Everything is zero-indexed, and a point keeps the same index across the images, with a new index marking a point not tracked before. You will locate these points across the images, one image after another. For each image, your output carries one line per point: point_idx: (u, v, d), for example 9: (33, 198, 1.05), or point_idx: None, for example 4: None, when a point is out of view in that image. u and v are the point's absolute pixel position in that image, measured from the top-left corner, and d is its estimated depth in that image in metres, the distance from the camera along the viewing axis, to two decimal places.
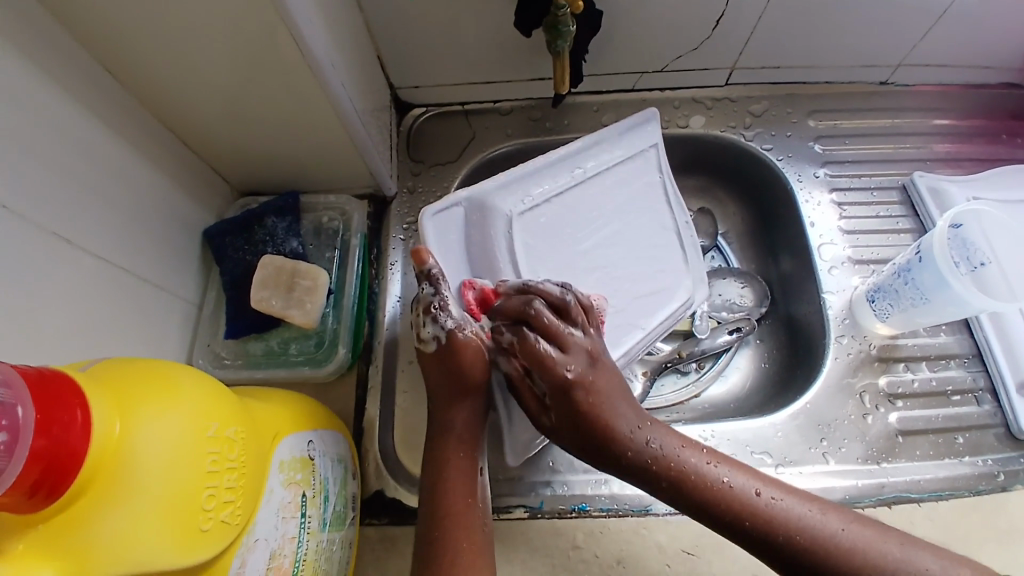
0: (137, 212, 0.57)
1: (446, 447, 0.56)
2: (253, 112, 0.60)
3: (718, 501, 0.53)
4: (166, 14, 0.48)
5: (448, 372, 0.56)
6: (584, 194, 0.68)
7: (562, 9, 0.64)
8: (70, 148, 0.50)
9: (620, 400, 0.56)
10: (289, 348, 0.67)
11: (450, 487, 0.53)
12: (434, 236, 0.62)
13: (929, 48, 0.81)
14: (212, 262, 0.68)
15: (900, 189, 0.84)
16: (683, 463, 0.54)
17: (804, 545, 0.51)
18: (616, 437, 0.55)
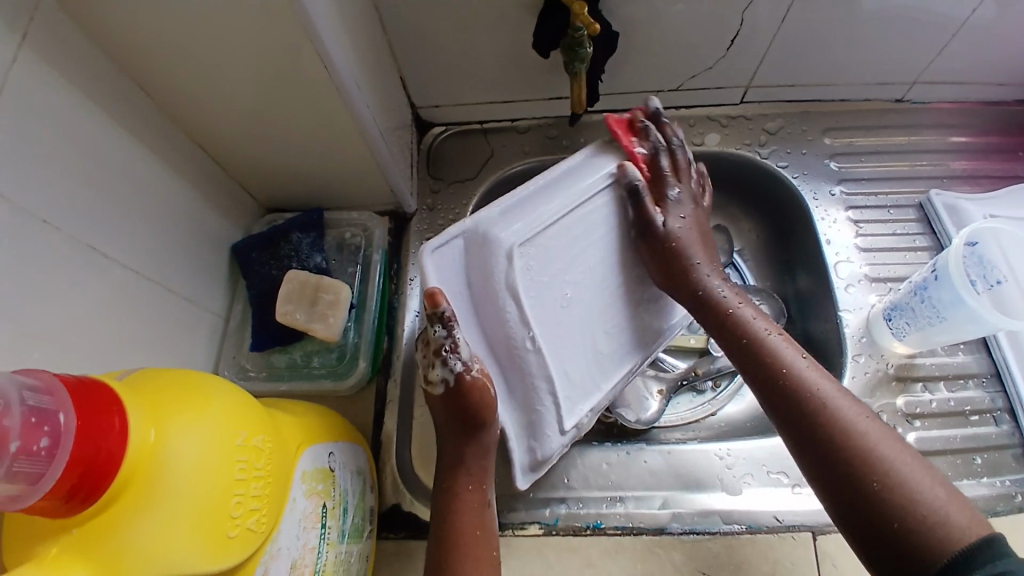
0: (169, 228, 0.59)
1: (456, 480, 0.55)
2: (281, 130, 0.62)
3: (761, 344, 0.57)
4: (205, 36, 0.50)
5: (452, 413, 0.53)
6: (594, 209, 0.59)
7: (579, 32, 0.66)
8: (109, 166, 0.52)
9: (703, 247, 0.62)
10: (311, 361, 0.68)
11: (458, 521, 0.53)
12: (437, 272, 0.54)
13: (944, 66, 0.81)
14: (238, 276, 0.70)
15: (916, 207, 0.84)
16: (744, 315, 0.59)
17: (820, 412, 0.51)
18: (689, 266, 0.60)
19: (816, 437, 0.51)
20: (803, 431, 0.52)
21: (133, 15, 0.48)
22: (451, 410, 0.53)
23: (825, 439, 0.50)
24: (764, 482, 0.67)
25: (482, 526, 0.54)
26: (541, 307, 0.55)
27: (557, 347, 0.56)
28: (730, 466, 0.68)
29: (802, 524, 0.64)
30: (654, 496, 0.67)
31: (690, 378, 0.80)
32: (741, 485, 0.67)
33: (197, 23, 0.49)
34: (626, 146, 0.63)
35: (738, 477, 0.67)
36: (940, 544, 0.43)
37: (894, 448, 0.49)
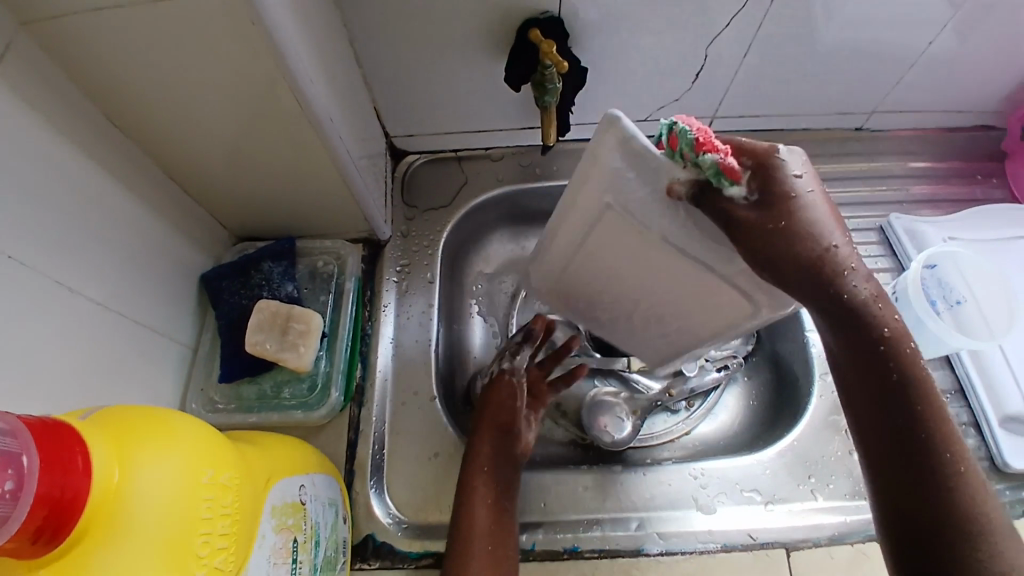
0: (137, 256, 0.58)
1: (476, 478, 0.62)
2: (254, 159, 0.62)
3: (869, 359, 0.51)
4: (181, 71, 0.51)
5: (495, 406, 0.68)
6: (601, 243, 0.61)
7: (549, 69, 0.67)
8: (78, 198, 0.52)
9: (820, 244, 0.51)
10: (282, 392, 0.66)
11: (477, 510, 0.60)
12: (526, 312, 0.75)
13: (899, 96, 0.86)
14: (209, 306, 0.68)
15: (877, 230, 0.86)
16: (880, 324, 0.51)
17: (923, 450, 0.49)
18: (799, 265, 0.50)
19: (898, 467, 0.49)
20: (886, 462, 0.50)
21: (104, 52, 0.48)
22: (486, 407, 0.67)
23: (906, 476, 0.49)
24: (738, 500, 0.68)
25: (498, 518, 0.61)
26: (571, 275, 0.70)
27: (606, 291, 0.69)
28: (704, 486, 0.69)
29: (776, 540, 0.65)
30: (630, 518, 0.67)
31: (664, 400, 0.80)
32: (716, 504, 0.67)
33: (174, 58, 0.49)
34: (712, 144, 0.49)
35: (713, 498, 0.68)
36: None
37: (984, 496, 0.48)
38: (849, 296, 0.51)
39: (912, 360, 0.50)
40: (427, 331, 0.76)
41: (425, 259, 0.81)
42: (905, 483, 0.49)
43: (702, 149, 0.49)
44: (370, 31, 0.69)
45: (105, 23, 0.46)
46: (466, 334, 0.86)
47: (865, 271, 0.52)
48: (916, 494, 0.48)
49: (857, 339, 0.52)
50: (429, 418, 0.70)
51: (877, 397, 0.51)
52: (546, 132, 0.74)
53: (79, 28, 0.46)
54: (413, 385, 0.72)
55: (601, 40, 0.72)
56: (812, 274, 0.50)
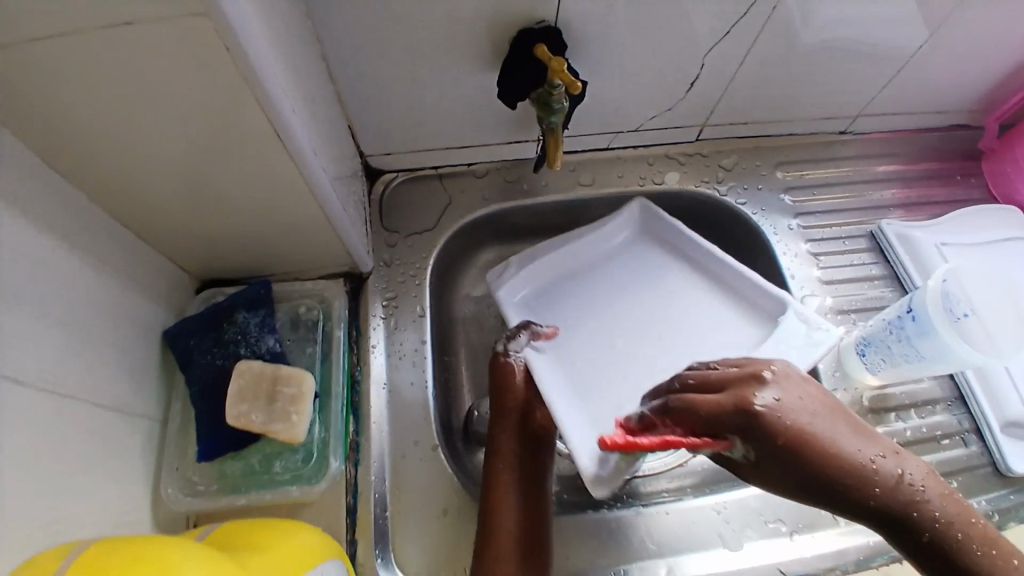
0: (91, 320, 0.49)
1: (499, 473, 0.59)
2: (223, 196, 0.54)
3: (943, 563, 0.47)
4: (140, 107, 0.43)
5: (495, 390, 0.64)
6: (588, 372, 0.68)
7: (558, 88, 0.62)
8: (22, 264, 0.43)
9: (842, 468, 0.47)
10: (272, 466, 0.59)
11: (507, 492, 0.58)
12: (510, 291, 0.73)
13: (883, 100, 0.85)
14: (174, 369, 0.59)
15: (868, 236, 0.86)
16: (941, 513, 0.47)
17: None
18: (833, 497, 0.48)
19: None
20: None
21: (44, 85, 0.39)
22: (503, 382, 0.64)
23: None
24: (763, 534, 0.66)
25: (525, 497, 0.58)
26: (594, 381, 0.68)
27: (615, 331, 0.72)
28: (729, 520, 0.67)
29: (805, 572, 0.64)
30: (658, 563, 0.64)
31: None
32: (742, 540, 0.66)
33: (132, 91, 0.41)
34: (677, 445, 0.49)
35: (740, 533, 0.66)
36: None
37: None
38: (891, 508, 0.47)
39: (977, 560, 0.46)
40: (422, 372, 0.69)
41: (414, 292, 0.74)
42: None
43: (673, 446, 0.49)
44: (344, 41, 0.62)
45: (46, 51, 0.37)
46: (457, 369, 0.79)
47: (905, 477, 0.48)
48: None
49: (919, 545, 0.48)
50: (434, 471, 0.64)
51: None
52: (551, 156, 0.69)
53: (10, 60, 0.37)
54: (414, 434, 0.66)
55: (597, 48, 0.67)
56: (849, 503, 0.48)
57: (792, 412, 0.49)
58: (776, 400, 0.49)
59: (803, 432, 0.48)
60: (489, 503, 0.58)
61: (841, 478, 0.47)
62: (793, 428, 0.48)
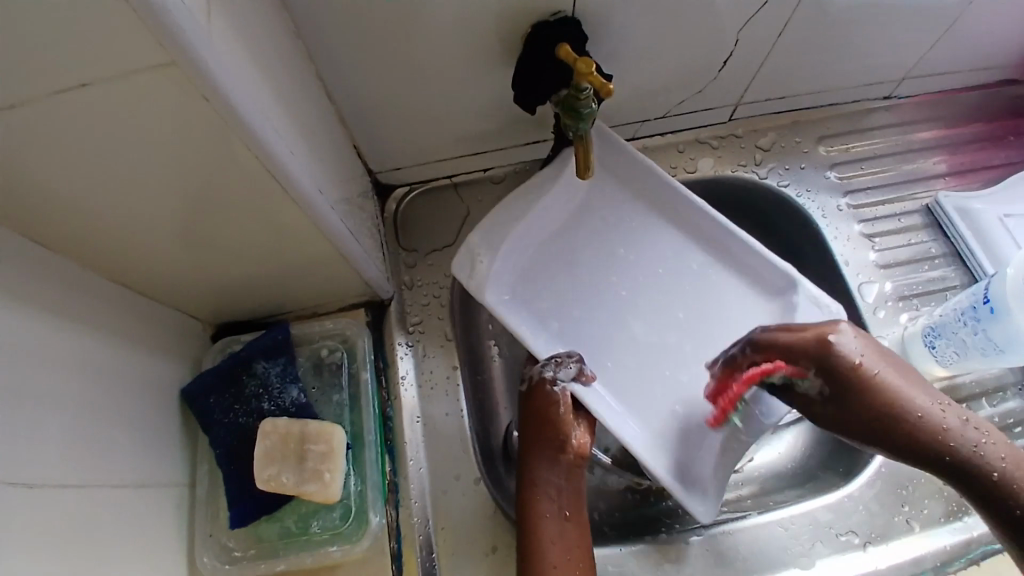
0: (101, 396, 0.46)
1: (542, 506, 0.55)
2: (228, 243, 0.50)
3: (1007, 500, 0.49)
4: (125, 168, 0.39)
5: (533, 417, 0.58)
6: (615, 376, 0.64)
7: (584, 92, 0.55)
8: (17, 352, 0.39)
9: (904, 394, 0.52)
10: (309, 525, 0.55)
11: (546, 521, 0.54)
12: (503, 288, 0.64)
13: (935, 60, 0.77)
14: (197, 429, 0.56)
15: (924, 210, 0.79)
16: (1011, 464, 0.50)
17: None
18: (898, 429, 0.52)
19: None
20: None
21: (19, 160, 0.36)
22: (545, 413, 0.57)
23: None
24: (834, 547, 0.62)
25: (568, 530, 0.54)
26: (623, 386, 0.64)
27: (628, 321, 0.66)
28: (797, 535, 0.62)
29: None
30: None
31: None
32: (813, 556, 0.61)
33: (114, 153, 0.37)
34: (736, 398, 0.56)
35: (809, 549, 0.62)
36: None
37: None
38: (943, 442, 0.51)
39: None
40: (456, 401, 0.65)
41: (439, 315, 0.70)
42: None
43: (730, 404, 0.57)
44: (338, 57, 0.57)
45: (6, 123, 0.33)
46: (490, 384, 0.72)
47: (957, 416, 0.52)
48: None
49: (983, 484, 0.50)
50: (478, 508, 0.61)
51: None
52: (580, 166, 0.62)
53: None
54: (453, 467, 0.62)
55: (613, 35, 0.61)
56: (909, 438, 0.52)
57: (861, 350, 0.53)
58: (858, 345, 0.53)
59: (875, 371, 0.53)
60: (528, 526, 0.54)
61: (899, 409, 0.52)
62: (868, 372, 0.52)
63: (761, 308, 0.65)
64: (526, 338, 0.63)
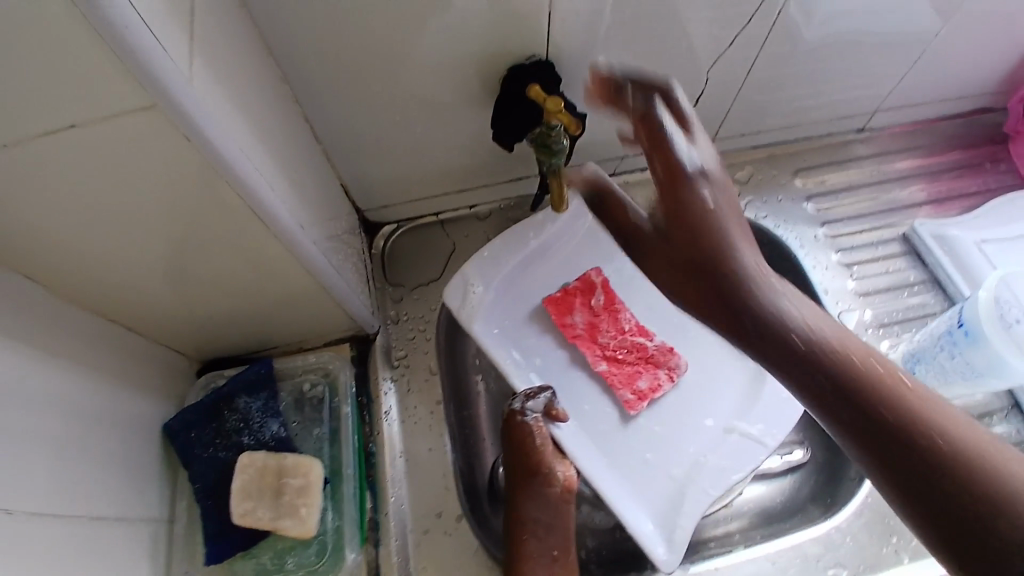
0: (83, 429, 0.47)
1: (528, 545, 0.56)
2: (210, 279, 0.51)
3: (812, 356, 0.42)
4: (110, 208, 0.41)
5: (513, 453, 0.59)
6: (608, 425, 0.64)
7: (555, 129, 0.58)
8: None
9: (725, 216, 0.51)
10: (285, 562, 0.55)
11: (532, 564, 0.55)
12: (489, 317, 0.66)
13: (904, 93, 0.79)
14: (177, 464, 0.57)
15: (902, 239, 0.80)
16: (831, 342, 0.42)
17: (918, 423, 0.37)
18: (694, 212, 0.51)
19: (905, 465, 0.36)
20: (889, 448, 0.37)
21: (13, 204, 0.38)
22: (522, 449, 0.58)
23: (906, 456, 0.37)
24: None
25: (553, 571, 0.55)
26: (612, 437, 0.64)
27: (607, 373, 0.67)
28: (785, 568, 0.61)
29: None
30: None
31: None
32: None
33: (98, 194, 0.39)
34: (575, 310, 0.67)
35: None
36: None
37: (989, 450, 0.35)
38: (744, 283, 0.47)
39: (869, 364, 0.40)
40: (440, 435, 0.66)
41: (424, 349, 0.71)
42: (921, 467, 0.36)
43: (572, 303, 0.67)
44: (323, 100, 0.59)
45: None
46: (477, 421, 0.70)
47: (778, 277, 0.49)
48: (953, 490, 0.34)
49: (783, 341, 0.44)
50: (460, 545, 0.61)
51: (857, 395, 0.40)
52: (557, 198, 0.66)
53: None
54: (435, 504, 0.62)
55: (589, 76, 0.64)
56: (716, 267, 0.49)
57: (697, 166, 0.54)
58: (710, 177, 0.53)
59: (698, 195, 0.52)
60: (513, 565, 0.55)
61: (704, 226, 0.51)
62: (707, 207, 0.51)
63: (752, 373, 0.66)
64: (508, 373, 0.63)
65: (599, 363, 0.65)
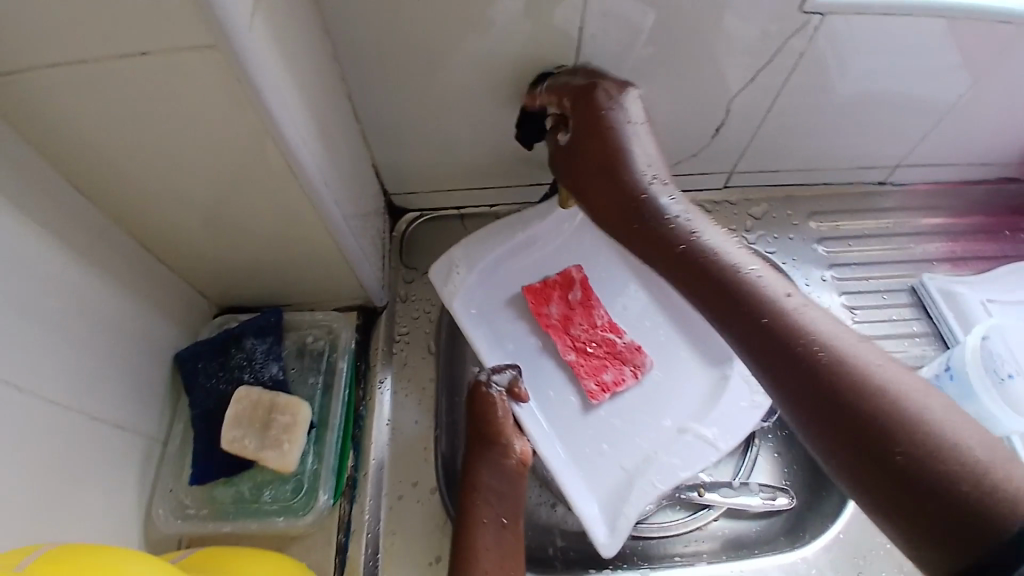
0: (97, 342, 0.52)
1: (479, 508, 0.57)
2: (237, 227, 0.56)
3: (730, 283, 0.48)
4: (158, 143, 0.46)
5: (474, 421, 0.62)
6: (566, 416, 0.67)
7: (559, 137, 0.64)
8: (27, 281, 0.45)
9: (640, 150, 0.57)
10: (261, 494, 0.59)
11: (484, 528, 0.56)
12: (468, 292, 0.70)
13: (927, 152, 0.81)
14: (181, 390, 0.62)
15: (909, 291, 0.81)
16: (729, 263, 0.49)
17: (827, 348, 0.42)
18: (621, 159, 0.57)
19: (806, 378, 0.42)
20: (793, 372, 0.42)
21: (75, 120, 0.43)
22: (483, 415, 0.62)
23: (817, 378, 0.41)
24: None
25: (503, 537, 0.56)
26: (570, 429, 0.66)
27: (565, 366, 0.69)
28: None
29: None
30: None
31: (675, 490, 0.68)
32: None
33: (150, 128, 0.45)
34: (550, 298, 0.70)
35: None
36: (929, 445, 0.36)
37: (906, 373, 0.41)
38: (662, 231, 0.53)
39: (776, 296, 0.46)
40: (427, 411, 0.68)
41: (426, 328, 0.74)
42: (837, 382, 0.40)
43: (545, 293, 0.71)
44: (365, 84, 0.65)
45: (72, 91, 0.41)
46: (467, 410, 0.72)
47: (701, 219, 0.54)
48: (856, 407, 0.39)
49: (697, 276, 0.50)
50: (429, 518, 0.62)
51: (770, 333, 0.45)
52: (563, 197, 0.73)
53: (40, 97, 0.41)
54: (412, 474, 0.64)
55: None
56: (638, 213, 0.55)
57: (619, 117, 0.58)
58: (632, 121, 0.59)
59: (619, 142, 0.57)
60: (463, 525, 0.56)
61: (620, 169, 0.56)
62: (625, 149, 0.57)
63: (707, 374, 0.68)
64: (479, 352, 0.68)
65: (567, 352, 0.68)
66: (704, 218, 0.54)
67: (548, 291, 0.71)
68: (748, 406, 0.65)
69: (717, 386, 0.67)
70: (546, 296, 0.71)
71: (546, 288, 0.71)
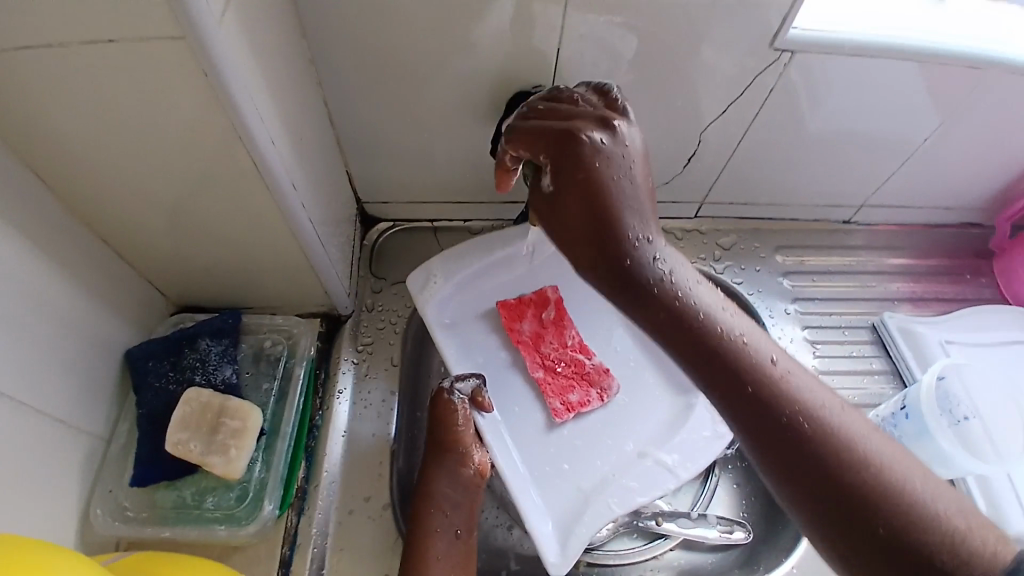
0: (46, 335, 0.50)
1: (432, 518, 0.57)
2: (200, 226, 0.55)
3: (720, 350, 0.47)
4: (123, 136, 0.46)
5: (435, 430, 0.61)
6: (529, 432, 0.66)
7: None
8: None
9: (636, 189, 0.51)
10: (204, 501, 0.57)
11: (438, 540, 0.56)
12: (443, 300, 0.70)
13: (890, 193, 0.83)
14: (130, 388, 0.60)
15: (870, 328, 0.83)
16: (716, 328, 0.48)
17: (813, 420, 0.44)
18: (612, 203, 0.50)
19: (795, 453, 0.43)
20: (785, 448, 0.43)
21: (37, 109, 0.42)
22: (443, 424, 0.61)
23: (807, 452, 0.43)
24: None
25: (455, 548, 0.57)
26: (533, 444, 0.66)
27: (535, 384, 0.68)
28: None
29: None
30: None
31: (633, 519, 0.68)
32: None
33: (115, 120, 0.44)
34: (523, 317, 0.70)
35: None
36: (920, 529, 0.39)
37: (890, 444, 0.44)
38: (644, 289, 0.49)
39: (759, 364, 0.46)
40: (385, 423, 0.67)
41: (391, 340, 0.73)
42: (826, 459, 0.42)
43: (520, 311, 0.71)
44: (343, 92, 0.65)
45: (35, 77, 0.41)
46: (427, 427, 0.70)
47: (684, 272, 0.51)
48: (844, 486, 0.41)
49: (683, 342, 0.48)
50: (379, 532, 0.61)
51: (759, 407, 0.45)
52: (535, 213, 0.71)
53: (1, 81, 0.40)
54: (365, 488, 0.63)
55: None
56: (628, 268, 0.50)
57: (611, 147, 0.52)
58: (625, 147, 0.52)
59: (609, 178, 0.51)
60: (415, 536, 0.57)
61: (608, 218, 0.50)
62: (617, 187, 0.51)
63: (674, 402, 0.69)
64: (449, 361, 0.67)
65: (536, 370, 0.68)
66: (689, 272, 0.51)
67: (523, 309, 0.71)
68: (710, 436, 0.66)
69: (681, 416, 0.67)
70: (522, 313, 0.71)
71: (520, 305, 0.71)
